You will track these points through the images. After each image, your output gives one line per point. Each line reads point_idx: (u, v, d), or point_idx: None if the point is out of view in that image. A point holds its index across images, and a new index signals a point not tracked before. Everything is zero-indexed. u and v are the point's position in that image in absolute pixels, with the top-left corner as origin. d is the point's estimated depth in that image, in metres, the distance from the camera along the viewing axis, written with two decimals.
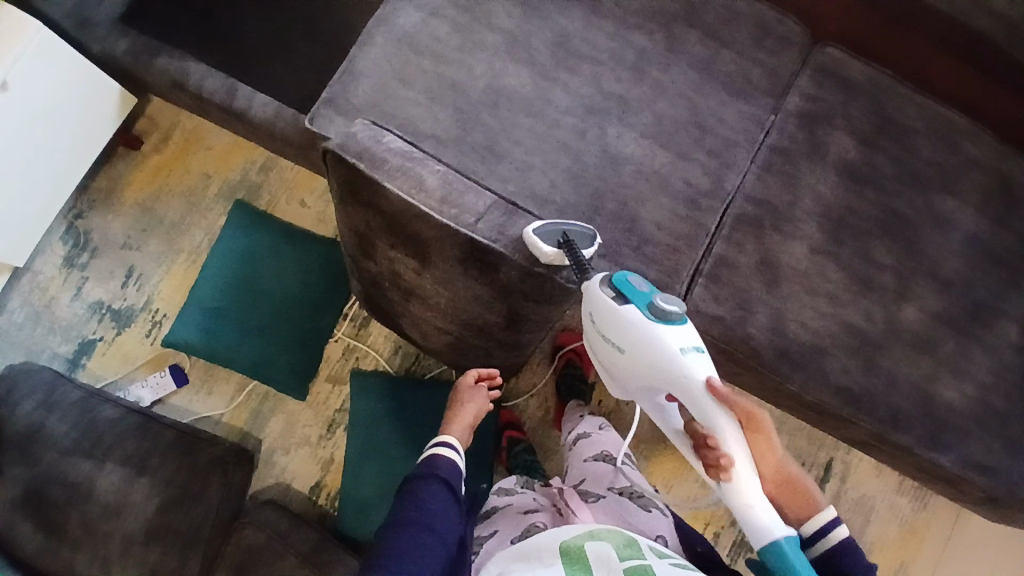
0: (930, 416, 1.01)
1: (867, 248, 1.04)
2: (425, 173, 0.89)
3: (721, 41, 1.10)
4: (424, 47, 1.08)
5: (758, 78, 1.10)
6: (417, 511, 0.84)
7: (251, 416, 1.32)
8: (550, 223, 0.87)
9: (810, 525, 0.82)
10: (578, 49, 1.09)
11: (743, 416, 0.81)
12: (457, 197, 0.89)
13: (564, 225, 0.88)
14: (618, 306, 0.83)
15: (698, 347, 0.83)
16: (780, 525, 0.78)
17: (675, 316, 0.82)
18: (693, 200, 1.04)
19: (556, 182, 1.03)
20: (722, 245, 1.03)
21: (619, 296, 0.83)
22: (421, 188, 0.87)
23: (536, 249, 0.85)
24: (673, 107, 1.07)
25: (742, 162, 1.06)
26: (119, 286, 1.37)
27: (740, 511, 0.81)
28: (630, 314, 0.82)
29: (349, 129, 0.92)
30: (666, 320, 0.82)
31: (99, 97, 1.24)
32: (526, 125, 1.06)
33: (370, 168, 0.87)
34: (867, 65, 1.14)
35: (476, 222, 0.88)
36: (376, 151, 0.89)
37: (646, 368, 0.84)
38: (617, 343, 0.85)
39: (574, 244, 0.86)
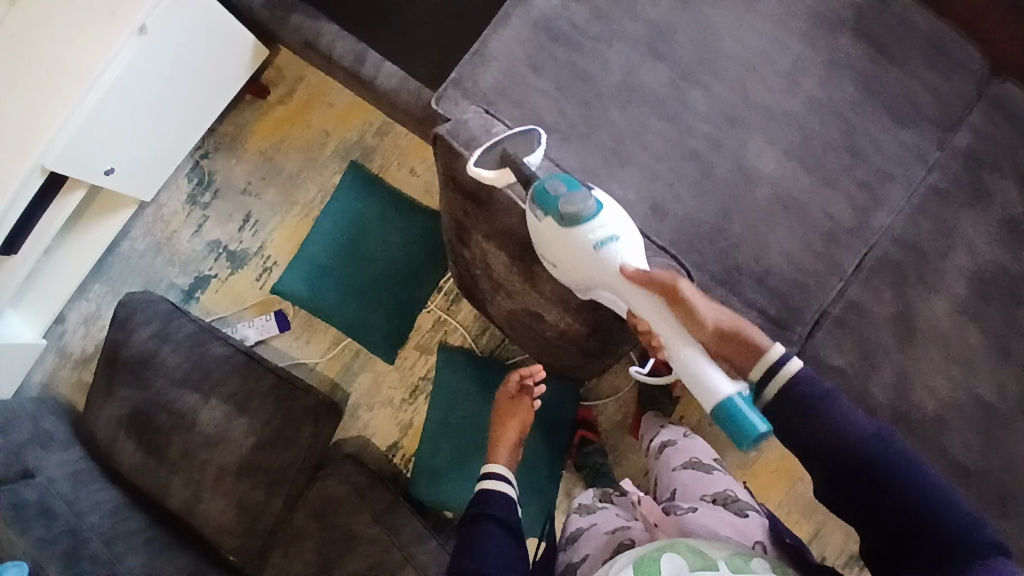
0: None
1: (1018, 316, 0.93)
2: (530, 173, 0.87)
3: (892, 57, 0.98)
4: (560, 34, 1.03)
5: (928, 104, 0.97)
6: (477, 560, 0.83)
7: (343, 369, 1.38)
8: (488, 145, 0.87)
9: (756, 369, 0.76)
10: (726, 51, 1.00)
11: (665, 294, 0.78)
12: None
13: (503, 141, 0.87)
14: (538, 219, 0.82)
15: (615, 236, 0.81)
16: (729, 380, 0.74)
17: (590, 209, 0.79)
18: (831, 235, 0.95)
19: (681, 195, 0.98)
20: (855, 289, 0.95)
21: (537, 207, 0.81)
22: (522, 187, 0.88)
23: (482, 178, 0.85)
24: (826, 127, 0.97)
25: (894, 199, 0.96)
26: (236, 229, 1.44)
27: (684, 377, 0.77)
28: (546, 226, 0.81)
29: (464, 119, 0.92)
30: (580, 218, 0.79)
31: (230, 42, 1.25)
32: (657, 130, 0.99)
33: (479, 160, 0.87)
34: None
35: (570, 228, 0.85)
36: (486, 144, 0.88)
37: (579, 273, 0.83)
38: (552, 257, 0.84)
39: (513, 156, 0.85)
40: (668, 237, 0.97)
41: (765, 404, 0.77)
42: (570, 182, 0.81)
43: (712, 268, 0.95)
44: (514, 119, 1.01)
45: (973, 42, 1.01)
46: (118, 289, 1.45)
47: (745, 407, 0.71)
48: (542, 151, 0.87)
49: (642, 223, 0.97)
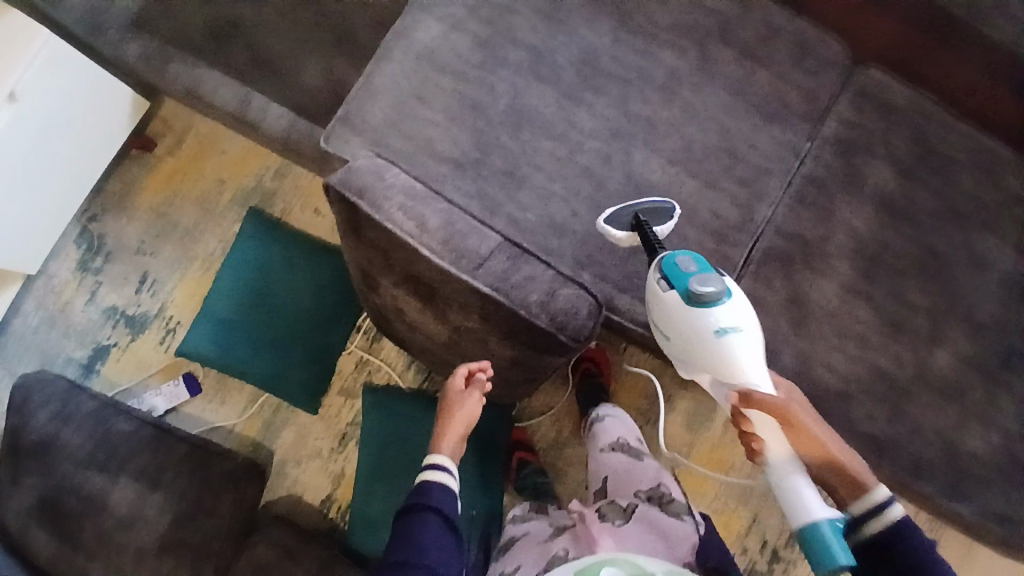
0: (953, 467, 0.96)
1: (901, 288, 0.99)
2: (428, 213, 0.82)
3: (758, 60, 1.03)
4: (444, 63, 1.03)
5: (797, 101, 1.02)
6: (410, 551, 0.83)
7: (263, 426, 1.32)
8: (623, 208, 0.94)
9: (857, 503, 0.78)
10: (606, 68, 1.03)
11: (774, 409, 0.78)
12: (459, 240, 0.82)
13: (636, 206, 0.94)
14: (662, 292, 0.85)
15: (738, 329, 0.82)
16: (820, 505, 0.75)
17: (721, 297, 0.82)
18: (720, 233, 1.00)
19: (577, 211, 1.00)
20: (748, 281, 0.99)
21: (665, 280, 0.85)
22: (421, 230, 0.81)
23: (609, 236, 0.93)
24: (704, 132, 1.02)
25: (775, 193, 1.01)
26: (133, 291, 1.37)
27: (777, 488, 0.78)
28: (670, 300, 0.84)
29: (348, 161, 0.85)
30: (707, 302, 0.82)
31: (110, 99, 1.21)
32: (548, 149, 1.01)
33: (372, 209, 0.81)
34: (912, 87, 1.04)
35: (479, 270, 0.80)
36: (377, 190, 0.82)
37: (694, 357, 0.85)
38: (664, 331, 0.87)
39: (644, 225, 0.91)
40: (570, 252, 0.98)
41: (857, 537, 0.79)
42: (701, 267, 0.84)
43: (613, 277, 0.98)
44: (406, 152, 1.00)
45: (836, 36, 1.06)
46: (14, 370, 1.34)
47: (834, 545, 0.72)
48: (671, 224, 0.93)
49: (543, 241, 0.98)
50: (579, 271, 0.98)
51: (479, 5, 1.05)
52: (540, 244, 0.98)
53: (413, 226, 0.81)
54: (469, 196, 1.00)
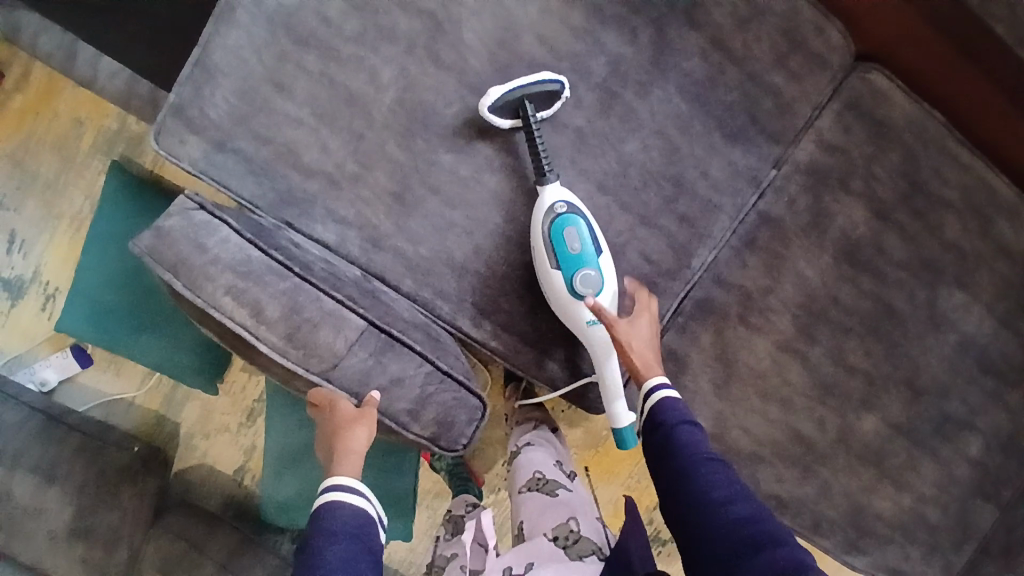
0: (857, 525, 0.88)
1: (843, 348, 0.86)
2: (267, 301, 0.69)
3: (728, 52, 0.80)
4: (307, 34, 0.78)
5: (768, 110, 0.82)
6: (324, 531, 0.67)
7: (166, 399, 1.25)
8: (510, 84, 0.76)
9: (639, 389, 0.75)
10: (527, 53, 0.79)
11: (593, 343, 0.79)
12: (307, 333, 0.70)
13: (526, 85, 0.76)
14: (547, 266, 0.75)
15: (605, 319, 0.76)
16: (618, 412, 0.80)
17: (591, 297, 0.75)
18: (649, 281, 0.83)
19: (480, 247, 0.82)
20: (672, 335, 0.85)
21: (552, 252, 0.75)
22: (262, 323, 0.69)
23: (491, 123, 0.78)
24: (645, 151, 0.81)
25: (719, 233, 0.84)
26: (3, 253, 1.18)
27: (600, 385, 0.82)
28: (551, 278, 0.75)
29: (161, 222, 0.70)
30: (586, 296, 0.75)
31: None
32: (447, 165, 0.80)
33: (190, 291, 0.68)
34: (916, 101, 0.82)
35: (334, 370, 0.71)
36: (200, 269, 0.69)
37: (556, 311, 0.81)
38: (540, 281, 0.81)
39: (526, 113, 0.77)
40: (468, 297, 0.82)
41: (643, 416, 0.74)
42: (583, 252, 0.74)
43: (518, 327, 0.84)
44: (264, 163, 0.79)
45: (830, 22, 0.82)
46: None
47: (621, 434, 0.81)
48: (558, 107, 0.79)
49: (437, 284, 0.82)
50: (477, 321, 0.83)
51: None
52: (432, 286, 0.81)
53: (251, 321, 0.69)
54: (346, 224, 0.80)
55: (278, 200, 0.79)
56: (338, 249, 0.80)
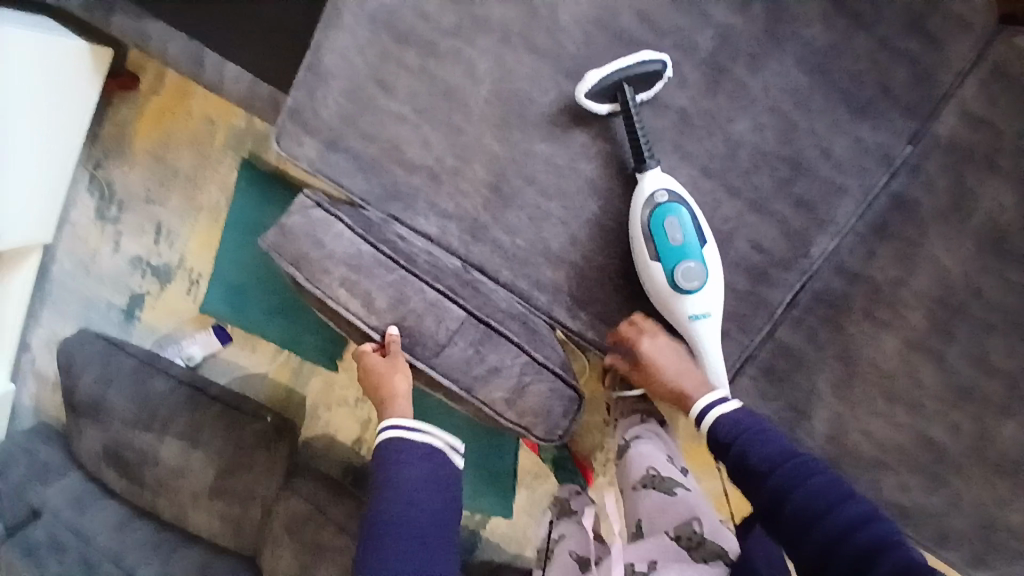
0: (992, 539, 0.80)
1: (988, 347, 0.77)
2: (377, 294, 0.75)
3: (856, 15, 0.72)
4: (408, 31, 0.80)
5: (902, 81, 0.73)
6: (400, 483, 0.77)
7: (293, 374, 1.37)
8: (608, 68, 0.74)
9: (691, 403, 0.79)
10: (626, 34, 0.76)
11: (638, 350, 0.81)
12: (412, 323, 0.76)
13: (626, 68, 0.73)
14: (648, 259, 0.72)
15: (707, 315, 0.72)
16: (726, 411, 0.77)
17: (694, 291, 0.70)
18: (759, 271, 0.78)
19: (577, 237, 0.81)
20: (785, 329, 0.80)
21: (652, 245, 0.71)
22: (374, 314, 0.76)
23: (589, 109, 0.76)
24: (756, 131, 0.75)
25: (844, 219, 0.76)
26: (153, 242, 1.34)
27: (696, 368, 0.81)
28: (652, 271, 0.72)
29: (283, 220, 0.76)
30: (688, 291, 0.70)
31: (47, 59, 0.99)
32: (543, 154, 0.80)
33: (309, 282, 0.75)
34: None
35: (436, 357, 0.76)
36: (318, 265, 0.75)
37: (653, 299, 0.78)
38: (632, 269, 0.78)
39: (626, 98, 0.74)
40: (567, 288, 0.82)
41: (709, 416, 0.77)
42: (686, 242, 0.70)
43: (618, 318, 0.82)
44: (371, 160, 0.82)
45: None
46: (64, 314, 1.41)
47: None
48: (659, 88, 0.75)
49: (534, 274, 0.82)
50: (574, 310, 0.82)
51: None
52: (529, 276, 0.82)
53: (363, 313, 0.76)
54: (447, 217, 0.82)
55: (384, 195, 0.82)
56: (440, 240, 0.82)
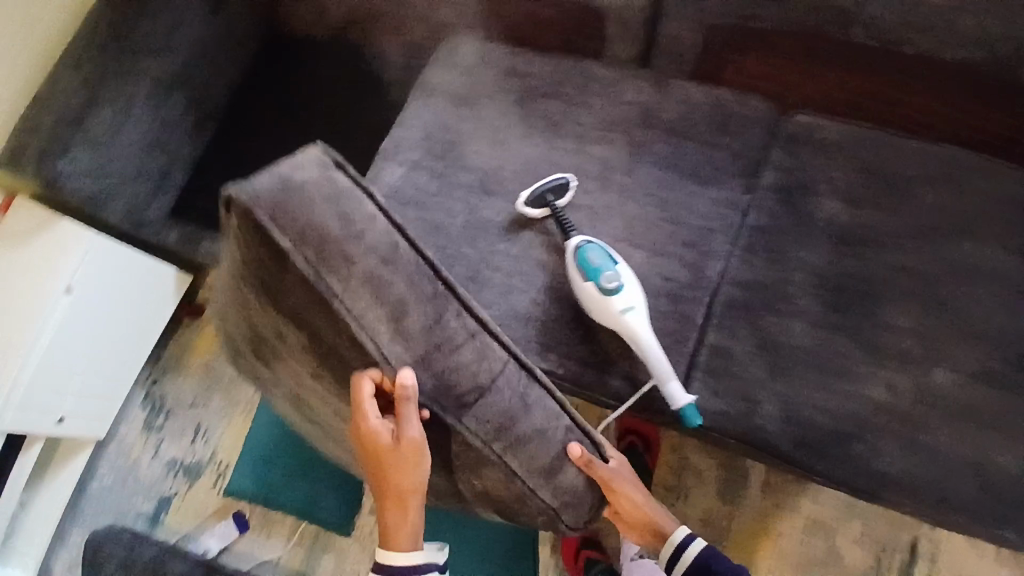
0: (980, 482, 0.89)
1: (876, 312, 0.97)
2: (411, 307, 0.67)
3: (681, 134, 1.12)
4: (407, 198, 1.15)
5: (725, 160, 1.10)
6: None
7: (305, 556, 1.38)
8: (530, 192, 1.09)
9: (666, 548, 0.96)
10: (547, 174, 1.14)
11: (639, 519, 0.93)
12: (447, 355, 0.69)
13: (542, 186, 1.09)
14: (581, 281, 0.98)
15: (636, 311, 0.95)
16: (677, 394, 0.93)
17: (616, 291, 0.95)
18: (675, 294, 1.03)
19: (537, 300, 1.06)
20: (713, 334, 1.00)
21: (581, 272, 0.98)
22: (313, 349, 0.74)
23: (526, 215, 1.11)
24: (643, 208, 1.09)
25: (721, 248, 1.05)
26: (189, 443, 1.50)
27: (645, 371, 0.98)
28: (585, 287, 0.97)
29: (293, 173, 0.67)
30: (613, 293, 0.95)
31: (145, 277, 1.37)
32: (505, 250, 1.10)
33: (300, 251, 0.65)
34: (839, 123, 1.08)
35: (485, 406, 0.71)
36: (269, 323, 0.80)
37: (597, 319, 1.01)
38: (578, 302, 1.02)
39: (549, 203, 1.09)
40: (536, 338, 1.04)
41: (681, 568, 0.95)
42: (596, 266, 0.97)
43: (579, 353, 1.02)
44: None
45: (750, 98, 1.13)
46: (92, 532, 1.46)
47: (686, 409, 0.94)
48: (570, 196, 1.11)
49: (510, 332, 1.05)
50: (545, 353, 1.03)
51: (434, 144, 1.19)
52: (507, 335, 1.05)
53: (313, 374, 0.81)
54: None
55: None
56: None
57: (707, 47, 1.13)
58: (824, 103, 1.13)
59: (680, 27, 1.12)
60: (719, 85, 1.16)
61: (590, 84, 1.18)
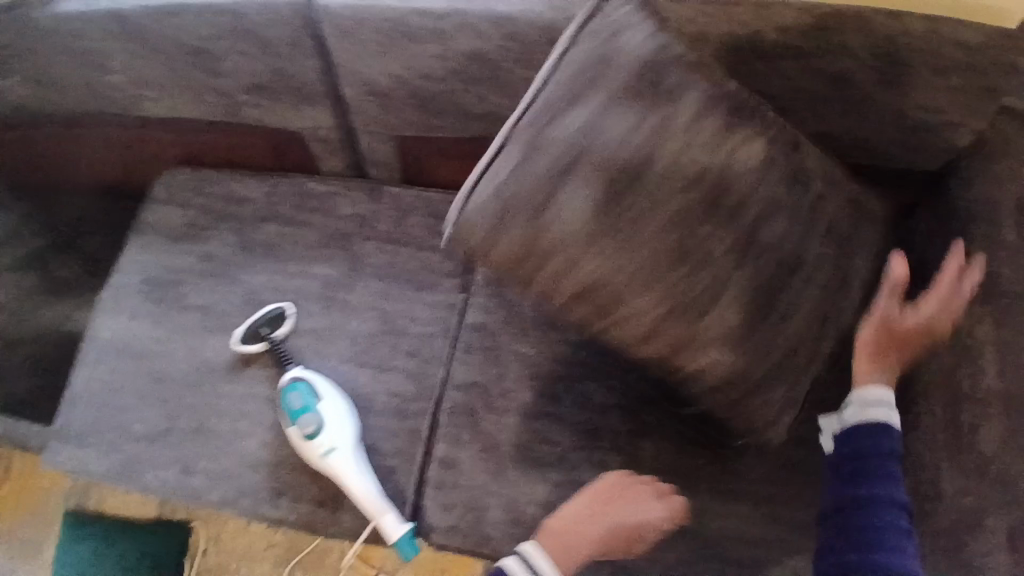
0: (706, 550, 0.89)
1: (588, 397, 0.97)
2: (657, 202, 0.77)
3: (399, 241, 1.10)
4: (130, 350, 1.09)
5: (439, 261, 1.08)
6: None
7: None
8: (245, 325, 1.04)
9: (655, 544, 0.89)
10: (267, 300, 1.08)
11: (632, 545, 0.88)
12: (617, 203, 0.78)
13: (254, 321, 1.04)
14: (285, 425, 0.93)
15: (336, 449, 0.89)
16: (391, 527, 0.88)
17: (313, 433, 0.89)
18: (400, 410, 0.98)
19: (265, 441, 1.00)
20: (441, 445, 0.97)
21: (284, 415, 0.93)
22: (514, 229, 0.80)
23: (244, 351, 1.04)
24: (365, 323, 1.05)
25: (442, 352, 1.02)
26: None
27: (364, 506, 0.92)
28: (288, 432, 0.92)
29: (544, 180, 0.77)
30: (310, 435, 0.89)
31: None
32: (228, 392, 1.03)
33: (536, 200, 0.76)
34: None
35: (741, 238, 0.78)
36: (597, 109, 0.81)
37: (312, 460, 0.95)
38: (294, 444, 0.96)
39: (265, 336, 1.02)
40: (265, 484, 0.97)
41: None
42: (305, 404, 0.92)
43: (309, 494, 0.96)
44: (108, 444, 1.04)
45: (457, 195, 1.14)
46: None
47: (403, 541, 0.89)
48: (291, 323, 1.05)
49: (237, 483, 0.98)
50: (275, 499, 0.96)
51: (154, 287, 1.12)
52: (234, 488, 0.98)
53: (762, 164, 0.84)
54: (167, 465, 1.01)
55: (121, 467, 1.03)
56: (163, 486, 1.00)
57: (402, 155, 1.12)
58: None
59: (371, 138, 1.09)
60: (432, 182, 1.16)
61: (308, 202, 1.14)
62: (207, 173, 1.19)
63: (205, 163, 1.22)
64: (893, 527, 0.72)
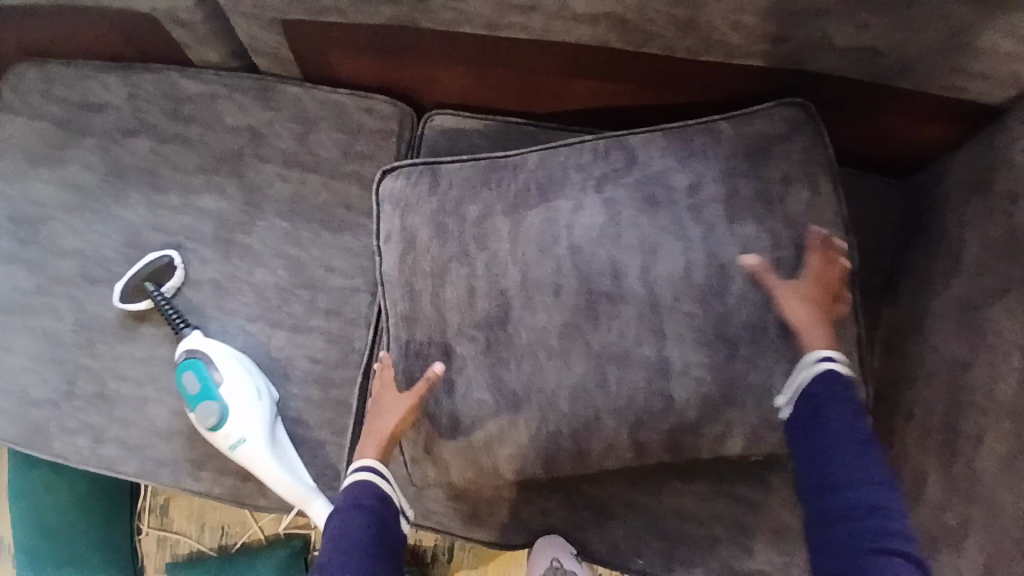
0: (655, 522, 0.85)
1: None
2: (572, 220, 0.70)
3: (305, 166, 0.90)
4: (6, 303, 0.93)
5: (358, 195, 0.89)
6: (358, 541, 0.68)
7: None
8: (128, 277, 0.88)
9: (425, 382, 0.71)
10: (151, 243, 0.90)
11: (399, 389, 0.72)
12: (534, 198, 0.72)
13: (140, 272, 0.88)
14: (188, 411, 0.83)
15: (242, 440, 0.80)
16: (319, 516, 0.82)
17: (214, 424, 0.80)
18: (324, 377, 0.86)
19: (175, 410, 0.89)
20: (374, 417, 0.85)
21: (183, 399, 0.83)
22: (468, 230, 0.73)
23: (133, 310, 0.89)
24: (273, 273, 0.88)
25: (367, 309, 0.87)
26: None
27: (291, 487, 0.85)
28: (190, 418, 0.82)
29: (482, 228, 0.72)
30: (211, 426, 0.80)
31: None
32: (125, 354, 0.90)
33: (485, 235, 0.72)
34: (480, 119, 0.90)
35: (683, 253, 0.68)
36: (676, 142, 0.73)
37: None
38: None
39: (151, 292, 0.87)
40: (184, 454, 0.89)
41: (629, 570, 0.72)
42: (203, 387, 0.80)
43: (233, 465, 0.88)
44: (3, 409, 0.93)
45: (376, 103, 0.90)
46: None
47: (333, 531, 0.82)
48: (182, 274, 0.88)
49: (153, 453, 0.89)
50: (197, 471, 0.89)
51: (19, 226, 0.93)
52: (151, 457, 0.90)
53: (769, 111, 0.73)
54: (76, 430, 0.92)
55: (29, 431, 0.92)
56: (76, 454, 0.91)
57: (301, 48, 0.87)
58: (466, 98, 0.90)
59: (251, 25, 0.83)
60: (342, 85, 0.92)
61: (180, 106, 0.92)
62: (50, 66, 0.95)
63: (51, 55, 0.95)
64: (850, 451, 0.60)
